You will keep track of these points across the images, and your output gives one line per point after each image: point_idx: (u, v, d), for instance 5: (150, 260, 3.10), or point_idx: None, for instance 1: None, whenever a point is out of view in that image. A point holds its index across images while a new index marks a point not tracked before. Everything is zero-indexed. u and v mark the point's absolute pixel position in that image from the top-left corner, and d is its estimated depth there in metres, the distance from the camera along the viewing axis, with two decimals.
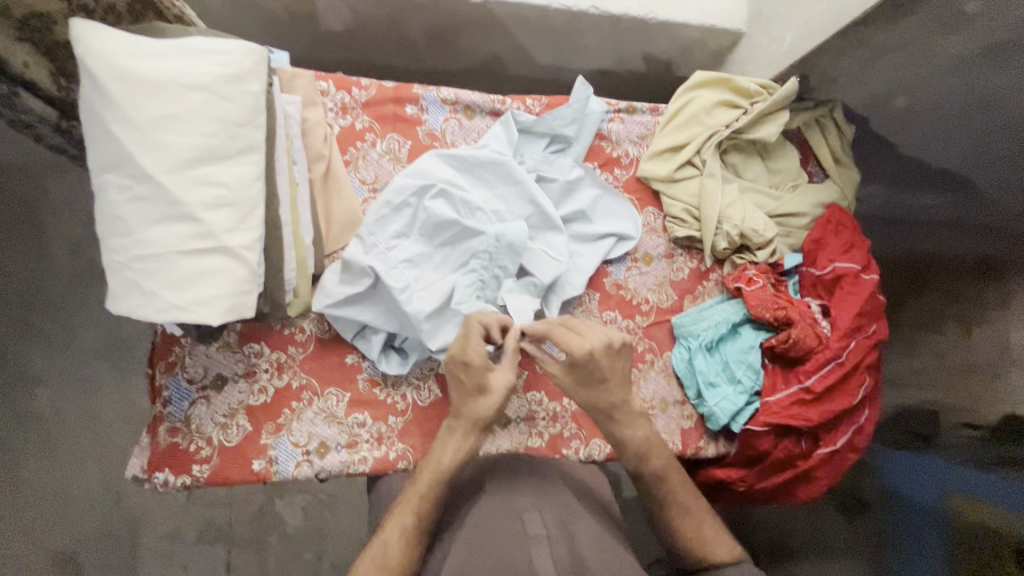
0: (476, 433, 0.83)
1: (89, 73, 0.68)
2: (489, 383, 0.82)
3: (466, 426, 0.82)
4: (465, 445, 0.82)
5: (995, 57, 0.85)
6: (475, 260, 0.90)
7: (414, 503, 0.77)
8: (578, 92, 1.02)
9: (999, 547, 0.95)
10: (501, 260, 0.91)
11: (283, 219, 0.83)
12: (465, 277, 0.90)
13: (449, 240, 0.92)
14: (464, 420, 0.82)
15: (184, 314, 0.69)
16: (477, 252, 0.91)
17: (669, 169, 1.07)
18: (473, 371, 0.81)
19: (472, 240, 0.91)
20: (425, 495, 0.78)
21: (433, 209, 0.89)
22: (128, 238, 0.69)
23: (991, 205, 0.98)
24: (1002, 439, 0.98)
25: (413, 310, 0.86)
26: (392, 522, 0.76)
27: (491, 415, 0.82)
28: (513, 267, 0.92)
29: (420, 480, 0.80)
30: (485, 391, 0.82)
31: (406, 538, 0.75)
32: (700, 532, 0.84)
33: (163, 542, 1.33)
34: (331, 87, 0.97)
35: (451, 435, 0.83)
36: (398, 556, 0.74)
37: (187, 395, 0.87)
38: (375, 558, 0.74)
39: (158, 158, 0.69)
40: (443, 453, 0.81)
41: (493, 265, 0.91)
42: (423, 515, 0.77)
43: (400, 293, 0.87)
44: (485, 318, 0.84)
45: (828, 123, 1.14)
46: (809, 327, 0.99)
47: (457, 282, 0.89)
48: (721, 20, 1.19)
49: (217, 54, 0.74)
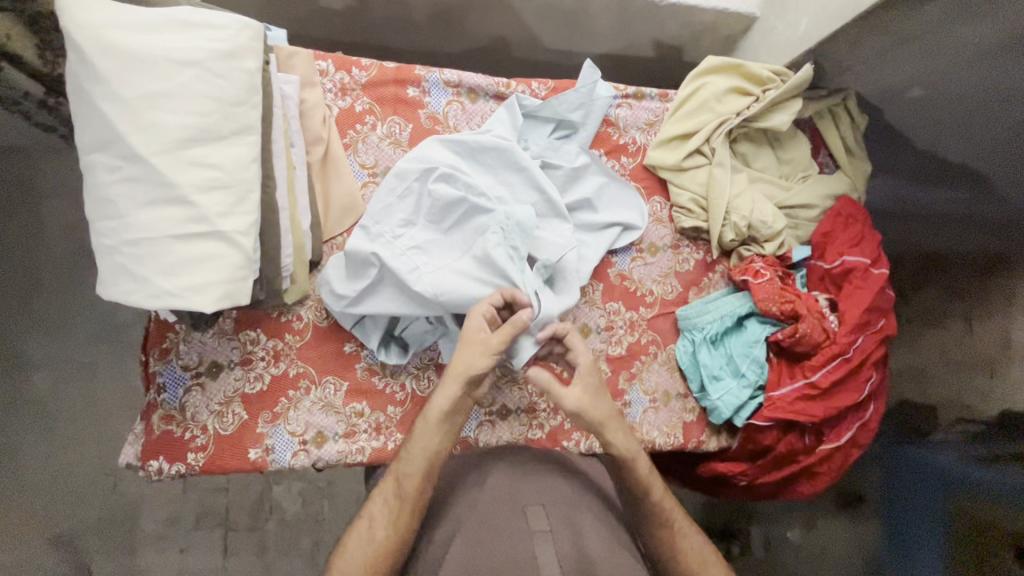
0: (456, 386, 0.78)
1: (75, 46, 0.65)
2: (473, 340, 0.78)
3: (447, 378, 0.78)
4: (448, 400, 0.78)
5: (1012, 48, 0.82)
6: (490, 233, 0.85)
7: (396, 477, 0.77)
8: (585, 76, 1.00)
9: (997, 541, 0.93)
10: (513, 239, 0.85)
11: (280, 204, 0.81)
12: (497, 245, 0.84)
13: (462, 225, 0.88)
14: (451, 376, 0.78)
15: (176, 301, 0.67)
16: (488, 228, 0.86)
17: (677, 157, 1.04)
18: (473, 320, 0.79)
19: (484, 219, 0.87)
20: (415, 470, 0.77)
21: (445, 194, 0.87)
22: (118, 221, 0.67)
23: (1002, 202, 0.95)
24: (1003, 433, 0.97)
25: (424, 288, 0.82)
26: (378, 496, 0.77)
27: (470, 372, 0.77)
28: (525, 251, 0.86)
29: (407, 458, 0.78)
30: (468, 345, 0.78)
31: (389, 507, 0.76)
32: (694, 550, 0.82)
33: (160, 528, 1.32)
34: (330, 66, 0.94)
35: (439, 394, 0.78)
36: (381, 531, 0.74)
37: (181, 381, 0.85)
38: (362, 528, 0.75)
39: (148, 137, 0.67)
40: (429, 423, 0.78)
41: (506, 244, 0.85)
42: (408, 492, 0.76)
43: (409, 273, 0.83)
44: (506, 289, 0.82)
45: (841, 113, 1.12)
46: (817, 321, 0.97)
47: (489, 246, 0.83)
48: (734, 4, 1.15)
49: (210, 30, 0.71)
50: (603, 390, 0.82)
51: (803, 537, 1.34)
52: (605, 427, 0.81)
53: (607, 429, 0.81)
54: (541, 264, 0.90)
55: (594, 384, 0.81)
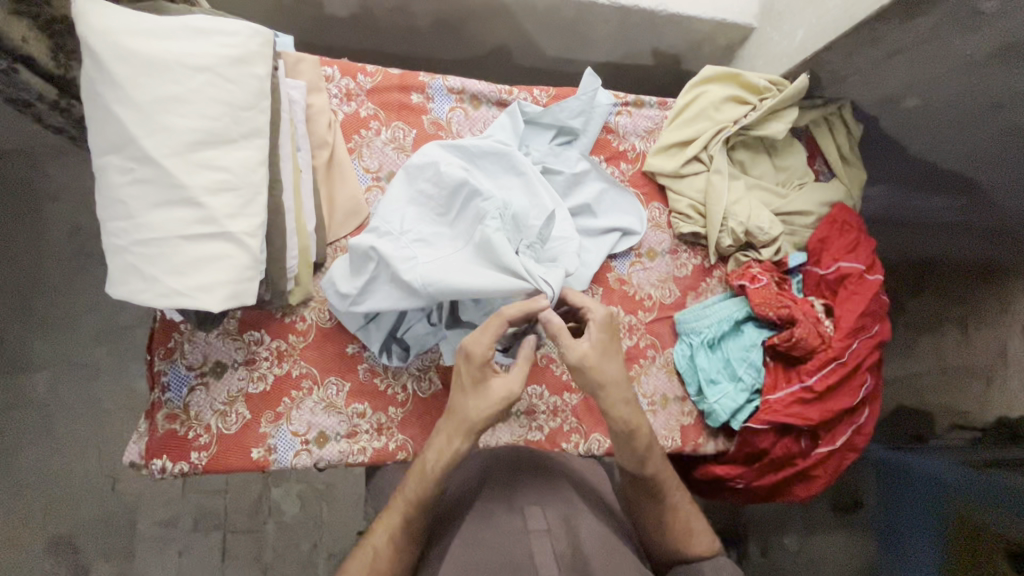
0: (465, 438, 0.76)
1: (91, 52, 0.67)
2: (488, 386, 0.76)
3: (453, 427, 0.76)
4: (450, 448, 0.77)
5: (1004, 60, 0.84)
6: (489, 220, 0.83)
7: (401, 506, 0.77)
8: (586, 83, 1.01)
9: (982, 542, 0.94)
10: (509, 228, 0.84)
11: (286, 205, 0.82)
12: (497, 230, 0.81)
13: (465, 213, 0.88)
14: (458, 426, 0.76)
15: (185, 300, 0.68)
16: (488, 215, 0.84)
17: (675, 163, 1.06)
18: (475, 369, 0.74)
19: (483, 204, 0.85)
20: (413, 499, 0.77)
21: (457, 188, 0.88)
22: (129, 222, 0.68)
23: (992, 208, 1.00)
24: (995, 439, 1.02)
25: (413, 278, 0.80)
26: (380, 526, 0.77)
27: (481, 422, 0.76)
28: (517, 240, 0.86)
29: (408, 485, 0.78)
30: (480, 392, 0.76)
31: (395, 543, 0.76)
32: (689, 523, 0.84)
33: (159, 529, 1.33)
34: (336, 73, 0.96)
35: (437, 439, 0.78)
36: (385, 557, 0.75)
37: (185, 381, 0.86)
38: (365, 558, 0.76)
39: (160, 140, 0.68)
40: (431, 458, 0.77)
41: (505, 230, 0.83)
42: (410, 522, 0.76)
43: (403, 263, 0.82)
44: (512, 312, 0.74)
45: (836, 123, 1.13)
46: (812, 325, 0.99)
47: (489, 232, 0.81)
48: (733, 15, 1.18)
49: (222, 36, 0.73)
50: (612, 352, 0.80)
51: (800, 542, 1.35)
52: (606, 390, 0.78)
53: (607, 392, 0.78)
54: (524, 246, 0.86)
55: (602, 344, 0.79)
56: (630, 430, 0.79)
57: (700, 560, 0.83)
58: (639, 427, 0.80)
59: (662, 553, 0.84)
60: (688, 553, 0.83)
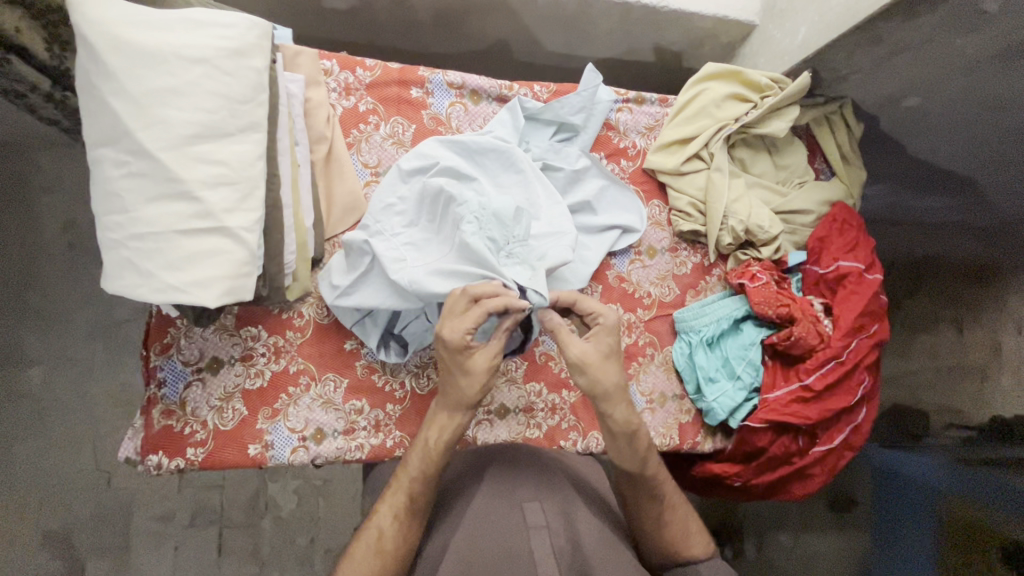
0: (464, 412, 0.79)
1: (86, 43, 0.66)
2: (471, 363, 0.76)
3: (455, 404, 0.79)
4: (451, 425, 0.79)
5: (1008, 60, 0.83)
6: (465, 225, 0.79)
7: (407, 485, 0.78)
8: (587, 79, 1.00)
9: (982, 543, 0.95)
10: (489, 229, 0.80)
11: (284, 201, 0.81)
12: (475, 234, 0.78)
13: (446, 220, 0.85)
14: (460, 403, 0.79)
15: (182, 296, 0.67)
16: (465, 219, 0.80)
17: (676, 161, 1.05)
18: (451, 351, 0.75)
19: (459, 210, 0.81)
20: (418, 477, 0.78)
21: (437, 195, 0.84)
22: (124, 216, 0.67)
23: (993, 211, 0.98)
24: (989, 439, 0.99)
25: (402, 283, 0.80)
26: (384, 506, 0.77)
27: (479, 393, 0.78)
28: (502, 240, 0.81)
29: (411, 462, 0.79)
30: (466, 370, 0.77)
31: (400, 521, 0.76)
32: (687, 528, 0.84)
33: (155, 525, 1.32)
34: (335, 67, 0.95)
35: (438, 415, 0.80)
36: (390, 550, 0.74)
37: (182, 377, 0.86)
38: (371, 545, 0.75)
39: (156, 133, 0.67)
40: (434, 434, 0.79)
41: (483, 234, 0.79)
42: (415, 497, 0.77)
43: (394, 267, 0.81)
44: (493, 303, 0.74)
45: (837, 120, 1.13)
46: (811, 325, 0.99)
47: (465, 237, 0.78)
48: (734, 12, 1.17)
49: (219, 28, 0.72)
50: (615, 356, 0.80)
51: (794, 540, 1.34)
52: (608, 399, 0.79)
53: (608, 401, 0.79)
54: (509, 249, 0.81)
55: (607, 347, 0.80)
56: (630, 434, 0.81)
57: (696, 562, 0.83)
58: (639, 427, 0.81)
59: (655, 553, 0.83)
60: (682, 554, 0.83)
